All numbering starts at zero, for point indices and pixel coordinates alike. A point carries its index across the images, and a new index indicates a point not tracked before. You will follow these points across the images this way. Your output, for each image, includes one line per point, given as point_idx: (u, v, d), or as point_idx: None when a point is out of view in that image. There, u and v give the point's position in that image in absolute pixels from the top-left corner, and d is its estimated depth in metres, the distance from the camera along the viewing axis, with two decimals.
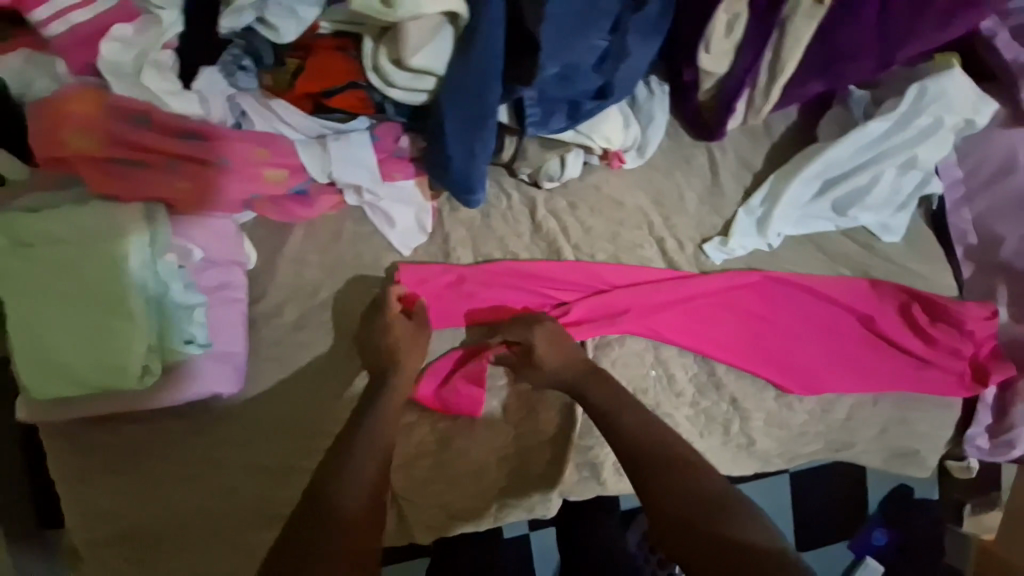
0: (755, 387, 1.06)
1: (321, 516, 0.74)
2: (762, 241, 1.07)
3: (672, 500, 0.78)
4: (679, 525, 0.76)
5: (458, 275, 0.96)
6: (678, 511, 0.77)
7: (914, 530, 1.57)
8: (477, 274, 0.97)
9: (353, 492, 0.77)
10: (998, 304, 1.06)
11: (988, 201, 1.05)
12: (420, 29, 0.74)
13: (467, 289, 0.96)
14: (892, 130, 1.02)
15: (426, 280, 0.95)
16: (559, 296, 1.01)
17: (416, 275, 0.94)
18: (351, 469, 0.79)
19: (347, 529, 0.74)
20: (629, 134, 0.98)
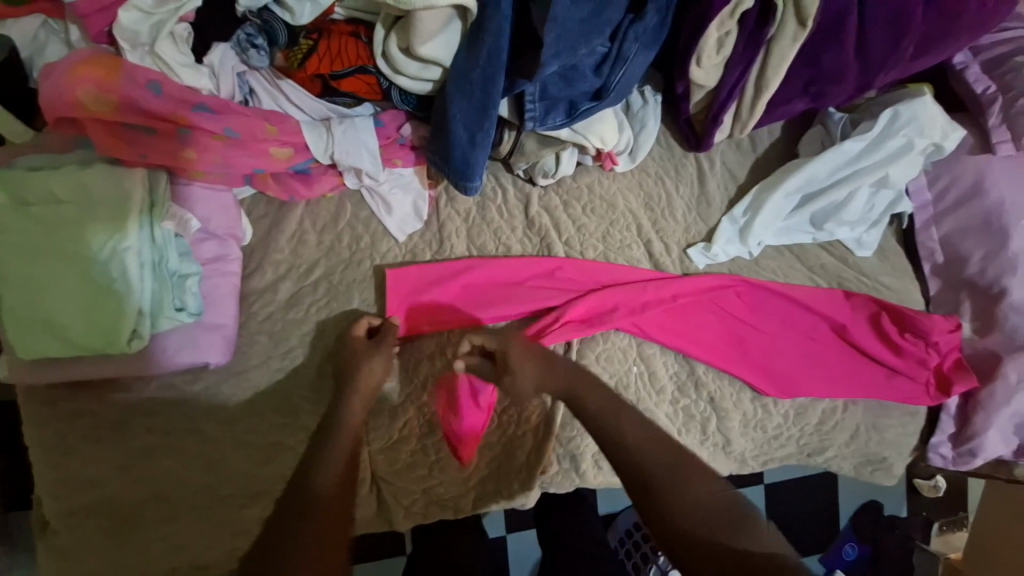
0: (733, 387, 1.10)
1: (302, 506, 0.68)
2: (744, 248, 1.12)
3: (694, 518, 0.70)
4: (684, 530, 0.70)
5: (441, 270, 0.99)
6: (701, 532, 0.69)
7: (885, 545, 1.60)
8: (462, 267, 0.99)
9: (326, 477, 0.72)
10: (962, 319, 1.12)
11: (955, 221, 1.11)
12: (432, 19, 0.78)
13: (453, 284, 0.99)
14: (868, 150, 1.08)
15: (409, 275, 0.97)
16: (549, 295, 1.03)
17: (400, 274, 0.97)
18: (325, 461, 0.74)
19: (327, 518, 0.67)
20: (621, 138, 1.03)
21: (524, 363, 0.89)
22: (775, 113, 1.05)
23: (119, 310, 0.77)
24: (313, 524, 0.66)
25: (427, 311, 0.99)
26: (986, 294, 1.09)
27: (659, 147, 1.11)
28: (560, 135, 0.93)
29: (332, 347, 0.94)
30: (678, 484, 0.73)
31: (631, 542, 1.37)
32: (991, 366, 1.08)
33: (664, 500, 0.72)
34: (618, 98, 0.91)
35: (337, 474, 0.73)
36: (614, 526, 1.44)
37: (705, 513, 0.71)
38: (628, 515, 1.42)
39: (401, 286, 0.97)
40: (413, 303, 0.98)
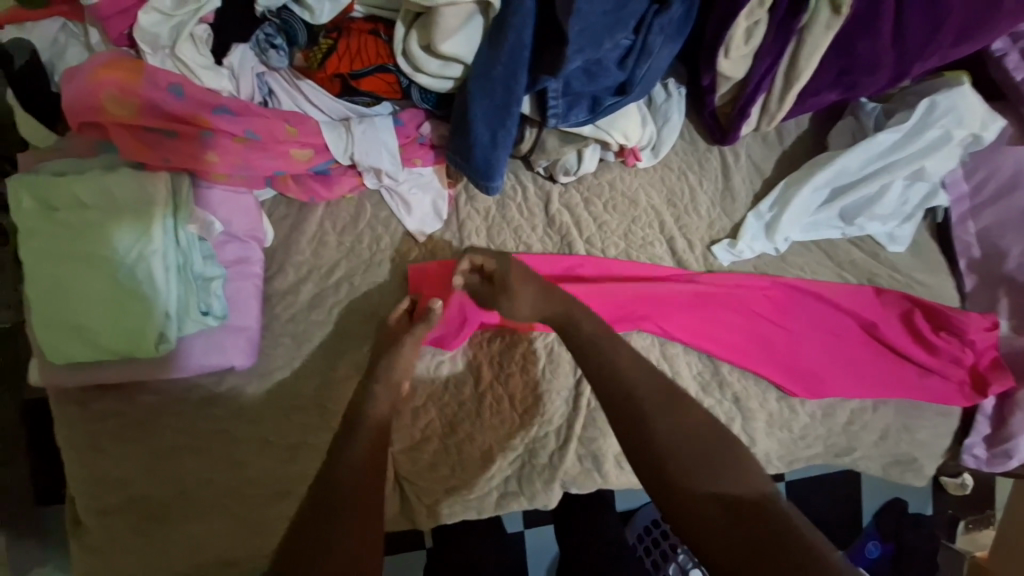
0: (758, 387, 1.08)
1: (336, 497, 0.68)
2: (771, 245, 1.09)
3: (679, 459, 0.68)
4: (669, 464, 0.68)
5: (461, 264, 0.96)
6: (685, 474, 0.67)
7: (909, 542, 1.57)
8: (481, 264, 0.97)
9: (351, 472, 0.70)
10: (999, 316, 1.08)
11: (992, 215, 1.08)
12: (454, 15, 0.76)
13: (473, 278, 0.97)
14: (902, 142, 1.04)
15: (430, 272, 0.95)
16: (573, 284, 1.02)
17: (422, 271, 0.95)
18: (350, 452, 0.73)
19: (362, 512, 0.68)
20: (645, 132, 1.00)
21: (520, 287, 0.86)
22: (805, 105, 1.01)
23: (147, 313, 0.78)
24: (345, 517, 0.67)
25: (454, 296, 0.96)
26: None
27: (682, 142, 1.09)
28: (583, 131, 0.91)
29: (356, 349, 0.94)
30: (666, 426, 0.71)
31: (650, 539, 1.36)
32: None
33: (654, 440, 0.70)
34: (642, 92, 0.89)
35: (364, 456, 0.73)
36: (632, 522, 1.42)
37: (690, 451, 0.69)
38: (646, 512, 1.40)
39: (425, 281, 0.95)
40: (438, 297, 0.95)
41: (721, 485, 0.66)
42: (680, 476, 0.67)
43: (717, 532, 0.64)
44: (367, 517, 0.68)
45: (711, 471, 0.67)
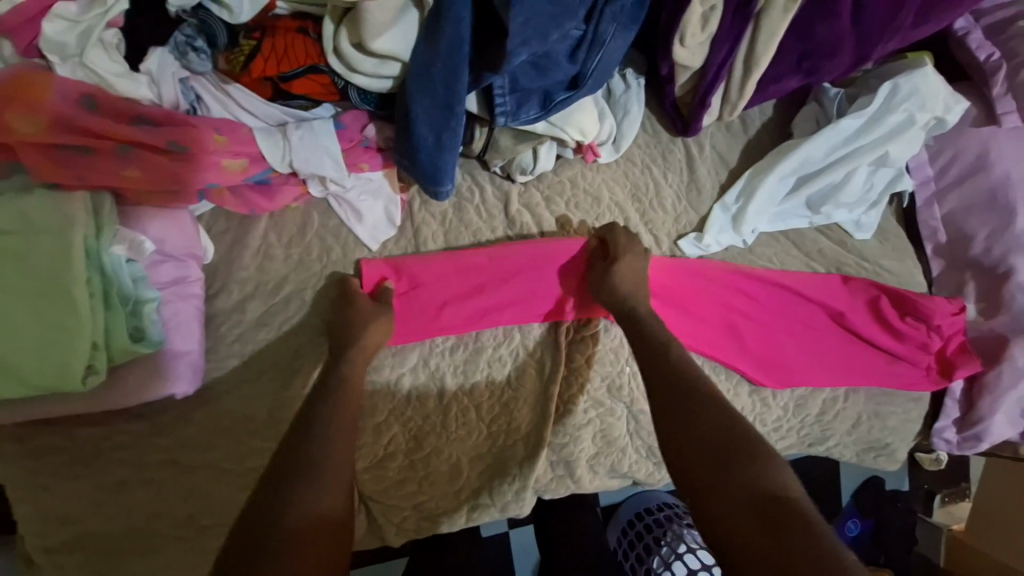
0: (730, 382, 1.07)
1: (304, 479, 0.68)
2: (738, 237, 1.07)
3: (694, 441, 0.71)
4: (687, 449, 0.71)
5: (413, 264, 0.92)
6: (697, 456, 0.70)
7: (884, 516, 1.63)
8: (432, 264, 0.93)
9: (319, 489, 0.68)
10: (967, 300, 1.06)
11: (958, 198, 1.05)
12: (382, 9, 0.71)
13: (425, 277, 0.93)
14: (866, 127, 1.01)
15: (378, 272, 0.91)
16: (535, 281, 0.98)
17: (389, 264, 0.92)
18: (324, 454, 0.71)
19: (330, 490, 0.69)
20: (603, 128, 0.97)
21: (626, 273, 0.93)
22: (767, 93, 0.98)
23: (71, 347, 0.72)
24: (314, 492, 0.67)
25: (424, 286, 0.93)
26: (992, 273, 1.03)
27: (644, 135, 1.06)
28: (536, 128, 0.87)
29: (316, 358, 0.90)
30: (674, 406, 0.75)
31: (634, 533, 1.33)
32: (998, 349, 1.03)
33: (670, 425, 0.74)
34: (596, 85, 0.84)
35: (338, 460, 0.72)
36: (616, 517, 1.39)
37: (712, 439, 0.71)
38: (631, 504, 1.39)
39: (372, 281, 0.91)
40: (402, 291, 0.93)
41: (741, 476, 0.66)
42: (686, 452, 0.71)
43: (724, 510, 0.64)
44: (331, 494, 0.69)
45: (723, 449, 0.69)
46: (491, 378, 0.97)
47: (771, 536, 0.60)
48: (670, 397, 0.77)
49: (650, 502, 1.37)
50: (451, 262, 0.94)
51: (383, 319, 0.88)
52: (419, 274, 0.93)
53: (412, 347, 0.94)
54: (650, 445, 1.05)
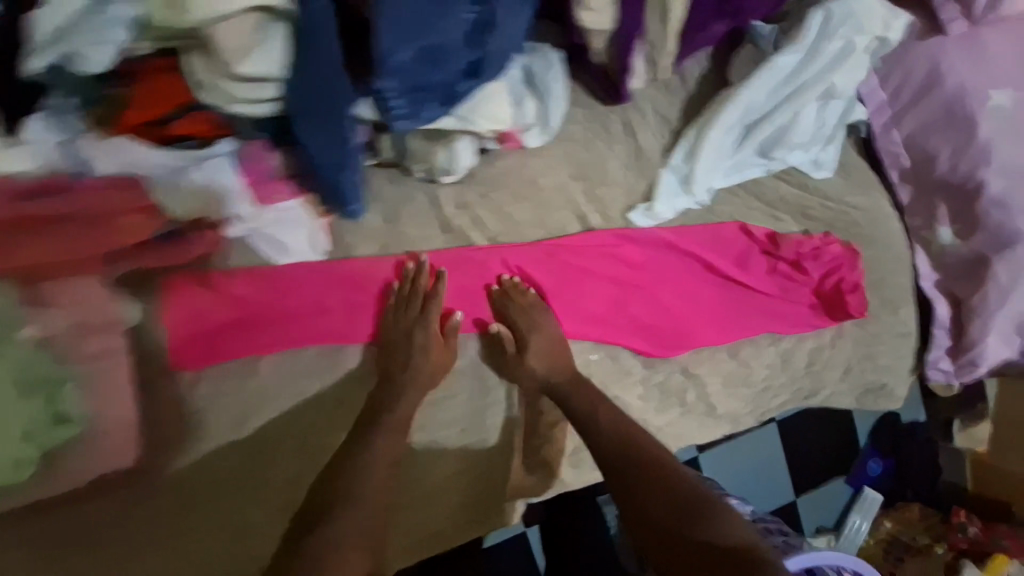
0: (707, 349, 1.03)
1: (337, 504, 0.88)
2: (691, 199, 1.03)
3: (658, 498, 0.83)
4: (661, 524, 0.80)
5: (334, 275, 0.88)
6: (663, 511, 0.81)
7: (902, 452, 1.83)
8: (358, 273, 0.90)
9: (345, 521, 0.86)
10: (941, 224, 0.99)
11: (917, 118, 0.97)
12: (234, 30, 0.62)
13: (350, 288, 0.90)
14: (805, 61, 0.94)
15: (284, 279, 0.87)
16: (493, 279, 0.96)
17: (187, 292, 0.84)
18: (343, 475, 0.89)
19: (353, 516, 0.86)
20: (525, 113, 0.90)
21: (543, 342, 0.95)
22: (693, 42, 0.94)
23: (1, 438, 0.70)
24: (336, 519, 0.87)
25: (252, 299, 0.87)
26: (963, 192, 0.95)
27: (576, 110, 1.00)
28: (446, 125, 0.79)
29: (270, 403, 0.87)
30: (631, 470, 0.87)
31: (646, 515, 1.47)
32: (978, 270, 0.96)
33: (632, 496, 0.84)
34: (500, 68, 0.77)
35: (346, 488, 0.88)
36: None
37: (679, 501, 0.81)
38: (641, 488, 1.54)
39: (269, 287, 0.87)
40: (227, 307, 0.86)
41: (710, 534, 0.75)
42: (652, 497, 0.83)
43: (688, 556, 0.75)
44: (348, 518, 0.87)
45: (686, 509, 0.80)
46: (458, 386, 0.95)
47: None
48: (626, 458, 0.88)
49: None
50: (397, 276, 0.91)
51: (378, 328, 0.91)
52: (240, 289, 0.86)
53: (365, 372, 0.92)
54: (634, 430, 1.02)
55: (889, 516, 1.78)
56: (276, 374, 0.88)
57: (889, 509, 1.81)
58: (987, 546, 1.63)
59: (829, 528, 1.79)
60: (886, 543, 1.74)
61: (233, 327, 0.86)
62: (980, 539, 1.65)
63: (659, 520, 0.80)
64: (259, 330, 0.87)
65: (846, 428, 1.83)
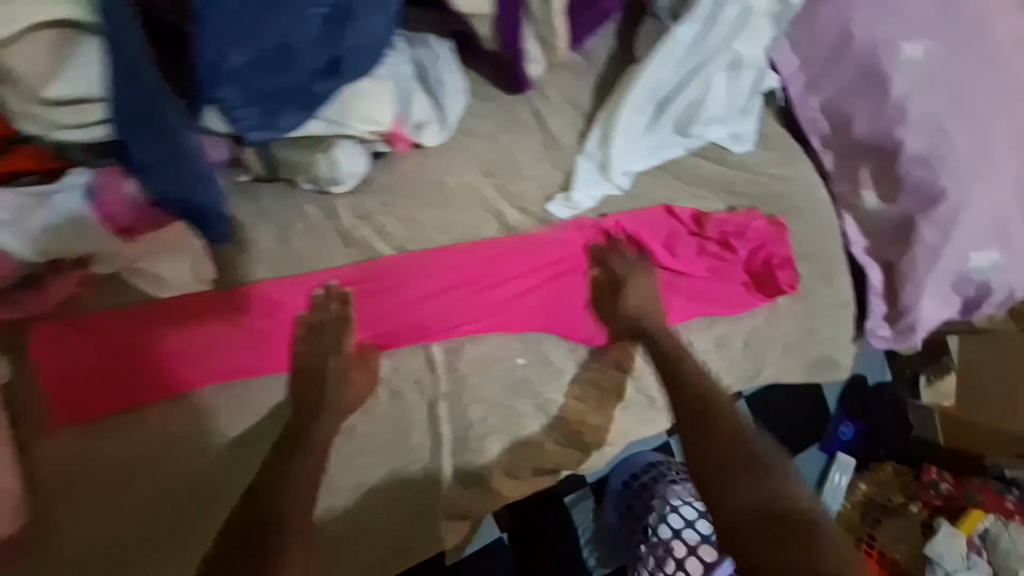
0: (639, 340, 0.99)
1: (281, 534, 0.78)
2: (611, 184, 0.97)
3: (719, 445, 0.77)
4: (716, 467, 0.75)
5: (228, 304, 0.82)
6: (718, 457, 0.75)
7: (872, 414, 1.81)
8: (255, 301, 0.83)
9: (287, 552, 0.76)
10: (864, 188, 0.95)
11: (833, 80, 0.93)
12: (31, 50, 0.60)
13: (247, 316, 0.83)
14: (706, 29, 0.88)
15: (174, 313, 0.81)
16: (403, 294, 0.89)
17: (56, 338, 0.76)
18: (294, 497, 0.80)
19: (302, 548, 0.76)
20: (415, 111, 0.84)
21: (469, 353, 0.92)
22: (582, 19, 0.91)
23: None
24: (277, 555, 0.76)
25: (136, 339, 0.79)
26: (883, 153, 0.91)
27: (477, 103, 0.94)
28: (314, 130, 0.73)
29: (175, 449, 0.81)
30: (718, 414, 0.80)
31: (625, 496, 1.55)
32: (903, 232, 0.92)
33: (686, 438, 0.79)
34: (367, 64, 0.70)
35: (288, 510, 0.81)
36: (608, 491, 1.62)
37: (744, 455, 0.75)
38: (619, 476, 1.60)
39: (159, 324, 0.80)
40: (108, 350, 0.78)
41: (761, 496, 0.70)
42: (708, 442, 0.78)
43: (739, 505, 0.70)
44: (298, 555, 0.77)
45: (742, 460, 0.74)
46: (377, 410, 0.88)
47: (779, 550, 0.64)
48: (699, 405, 0.82)
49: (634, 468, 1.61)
50: (294, 297, 0.85)
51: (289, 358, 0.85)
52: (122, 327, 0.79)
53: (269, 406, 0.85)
54: (571, 432, 0.98)
55: (863, 478, 1.75)
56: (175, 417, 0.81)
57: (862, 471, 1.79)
58: (960, 501, 1.60)
59: None
60: (863, 505, 1.71)
61: (113, 373, 0.78)
62: (954, 494, 1.61)
63: (716, 462, 0.75)
64: (148, 370, 0.80)
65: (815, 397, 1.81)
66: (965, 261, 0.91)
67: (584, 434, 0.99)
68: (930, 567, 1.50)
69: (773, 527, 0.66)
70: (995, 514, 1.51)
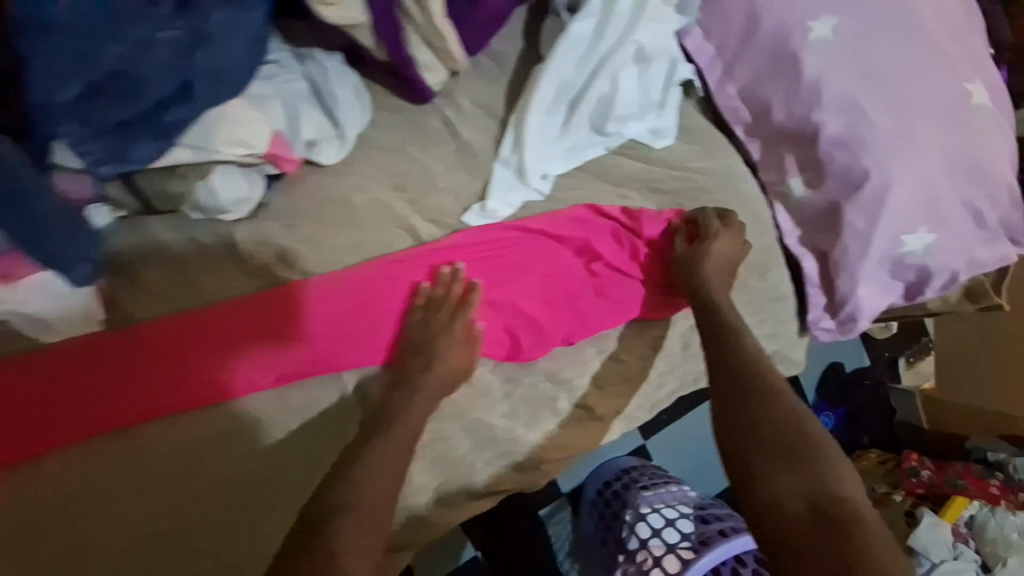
0: (569, 351, 0.95)
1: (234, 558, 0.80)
2: (530, 190, 0.93)
3: (761, 429, 0.77)
4: (776, 450, 0.75)
5: (158, 333, 0.81)
6: (762, 444, 0.76)
7: (852, 401, 1.72)
8: (182, 328, 0.81)
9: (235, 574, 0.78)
10: (790, 176, 0.91)
11: (747, 67, 0.90)
12: None
13: (170, 347, 0.81)
14: (602, 25, 0.87)
15: (107, 349, 0.79)
16: (322, 315, 0.85)
17: None
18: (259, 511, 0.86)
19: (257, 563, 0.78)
20: (305, 128, 0.79)
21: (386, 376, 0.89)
22: (474, 24, 0.86)
23: None
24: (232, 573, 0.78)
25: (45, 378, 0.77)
26: (805, 139, 0.87)
27: (381, 115, 0.90)
28: (182, 155, 0.70)
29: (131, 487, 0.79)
30: (762, 393, 0.79)
31: (603, 504, 1.49)
32: (832, 220, 0.88)
33: (746, 421, 0.78)
34: (226, 83, 0.69)
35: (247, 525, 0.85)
36: (584, 500, 1.55)
37: (790, 441, 0.75)
38: (592, 482, 1.55)
39: (93, 363, 0.78)
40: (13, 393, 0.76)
41: (806, 486, 0.71)
42: (757, 427, 0.77)
43: (787, 498, 0.71)
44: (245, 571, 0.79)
45: (789, 448, 0.75)
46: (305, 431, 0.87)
47: (830, 541, 0.66)
48: (754, 381, 0.81)
49: (609, 475, 1.53)
50: (203, 324, 0.82)
51: (196, 390, 0.82)
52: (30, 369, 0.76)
53: (221, 427, 0.83)
54: (506, 451, 0.94)
55: None
56: (125, 454, 0.79)
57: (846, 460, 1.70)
58: (942, 488, 1.51)
59: None
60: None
61: (19, 419, 0.76)
62: (935, 481, 1.53)
63: (764, 446, 0.76)
64: (80, 414, 0.78)
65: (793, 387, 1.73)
66: (899, 244, 0.87)
67: (519, 453, 0.95)
68: (916, 558, 1.39)
69: (817, 521, 0.68)
70: (981, 500, 1.44)
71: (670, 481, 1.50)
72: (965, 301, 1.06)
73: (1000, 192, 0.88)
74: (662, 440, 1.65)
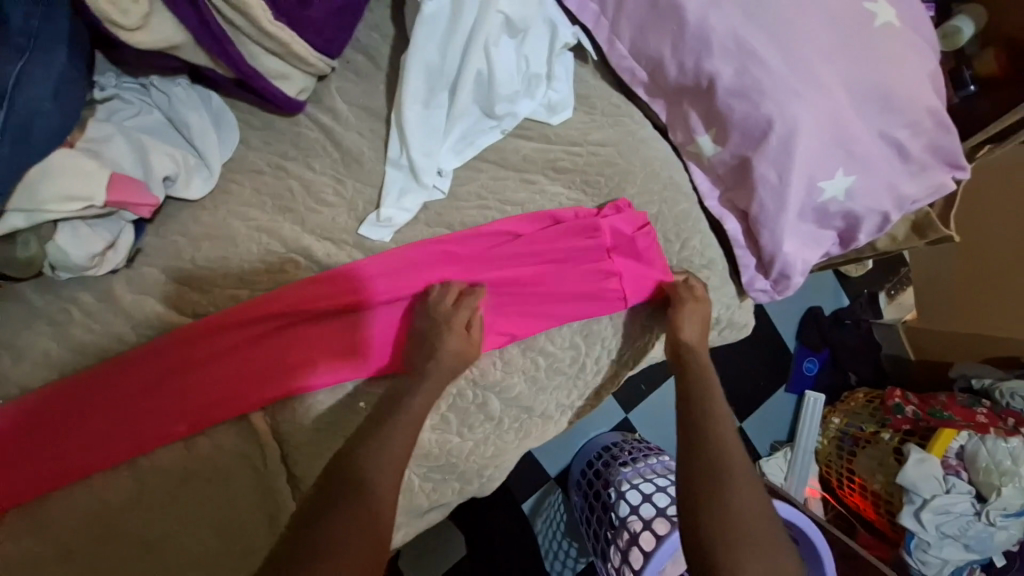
0: (494, 353, 0.88)
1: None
2: (427, 188, 0.84)
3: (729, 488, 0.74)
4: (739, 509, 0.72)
5: (60, 392, 0.75)
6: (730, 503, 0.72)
7: (836, 343, 1.62)
8: (83, 386, 0.76)
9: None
10: (698, 133, 0.84)
11: (631, 21, 0.82)
12: None
13: (78, 405, 0.75)
14: (459, 2, 0.81)
15: (10, 420, 0.74)
16: (235, 354, 0.78)
17: None
18: (207, 542, 0.78)
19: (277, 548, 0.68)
20: (157, 164, 0.76)
21: (304, 410, 0.80)
22: (325, 20, 0.79)
23: None
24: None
25: None
26: (701, 91, 0.80)
27: (251, 135, 0.84)
28: (19, 224, 0.68)
29: (57, 556, 0.74)
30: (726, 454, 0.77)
31: (587, 483, 1.42)
32: (745, 173, 0.82)
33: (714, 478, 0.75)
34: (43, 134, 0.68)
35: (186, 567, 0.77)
36: (570, 483, 1.48)
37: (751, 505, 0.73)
38: (576, 465, 1.49)
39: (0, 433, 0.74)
40: None
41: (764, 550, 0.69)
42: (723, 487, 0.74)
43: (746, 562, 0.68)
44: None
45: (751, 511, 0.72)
46: (245, 465, 0.79)
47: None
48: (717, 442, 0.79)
49: (590, 455, 1.46)
50: (95, 382, 0.76)
51: (99, 454, 0.75)
52: None
53: (145, 477, 0.76)
54: (439, 467, 0.88)
55: (836, 411, 1.57)
56: (58, 518, 0.74)
57: (835, 404, 1.61)
58: (929, 422, 1.34)
59: (784, 442, 1.63)
60: (837, 440, 1.51)
61: None
62: (921, 416, 1.36)
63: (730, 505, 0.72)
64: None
65: (772, 339, 1.65)
66: (818, 192, 0.81)
67: (456, 466, 0.89)
68: (906, 495, 1.26)
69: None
70: (968, 429, 1.26)
71: (650, 454, 1.40)
72: (914, 235, 0.99)
73: (922, 118, 0.82)
74: (644, 411, 1.57)
